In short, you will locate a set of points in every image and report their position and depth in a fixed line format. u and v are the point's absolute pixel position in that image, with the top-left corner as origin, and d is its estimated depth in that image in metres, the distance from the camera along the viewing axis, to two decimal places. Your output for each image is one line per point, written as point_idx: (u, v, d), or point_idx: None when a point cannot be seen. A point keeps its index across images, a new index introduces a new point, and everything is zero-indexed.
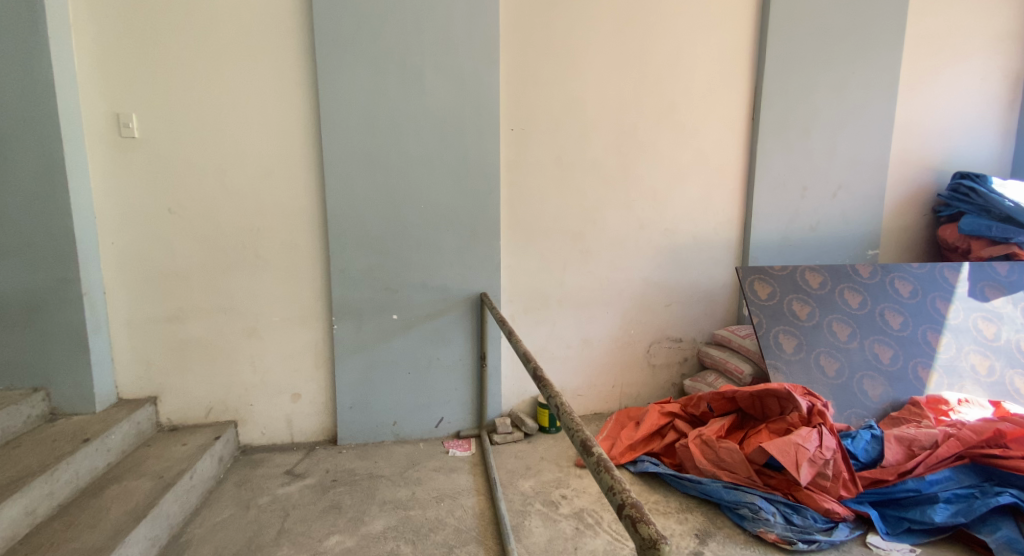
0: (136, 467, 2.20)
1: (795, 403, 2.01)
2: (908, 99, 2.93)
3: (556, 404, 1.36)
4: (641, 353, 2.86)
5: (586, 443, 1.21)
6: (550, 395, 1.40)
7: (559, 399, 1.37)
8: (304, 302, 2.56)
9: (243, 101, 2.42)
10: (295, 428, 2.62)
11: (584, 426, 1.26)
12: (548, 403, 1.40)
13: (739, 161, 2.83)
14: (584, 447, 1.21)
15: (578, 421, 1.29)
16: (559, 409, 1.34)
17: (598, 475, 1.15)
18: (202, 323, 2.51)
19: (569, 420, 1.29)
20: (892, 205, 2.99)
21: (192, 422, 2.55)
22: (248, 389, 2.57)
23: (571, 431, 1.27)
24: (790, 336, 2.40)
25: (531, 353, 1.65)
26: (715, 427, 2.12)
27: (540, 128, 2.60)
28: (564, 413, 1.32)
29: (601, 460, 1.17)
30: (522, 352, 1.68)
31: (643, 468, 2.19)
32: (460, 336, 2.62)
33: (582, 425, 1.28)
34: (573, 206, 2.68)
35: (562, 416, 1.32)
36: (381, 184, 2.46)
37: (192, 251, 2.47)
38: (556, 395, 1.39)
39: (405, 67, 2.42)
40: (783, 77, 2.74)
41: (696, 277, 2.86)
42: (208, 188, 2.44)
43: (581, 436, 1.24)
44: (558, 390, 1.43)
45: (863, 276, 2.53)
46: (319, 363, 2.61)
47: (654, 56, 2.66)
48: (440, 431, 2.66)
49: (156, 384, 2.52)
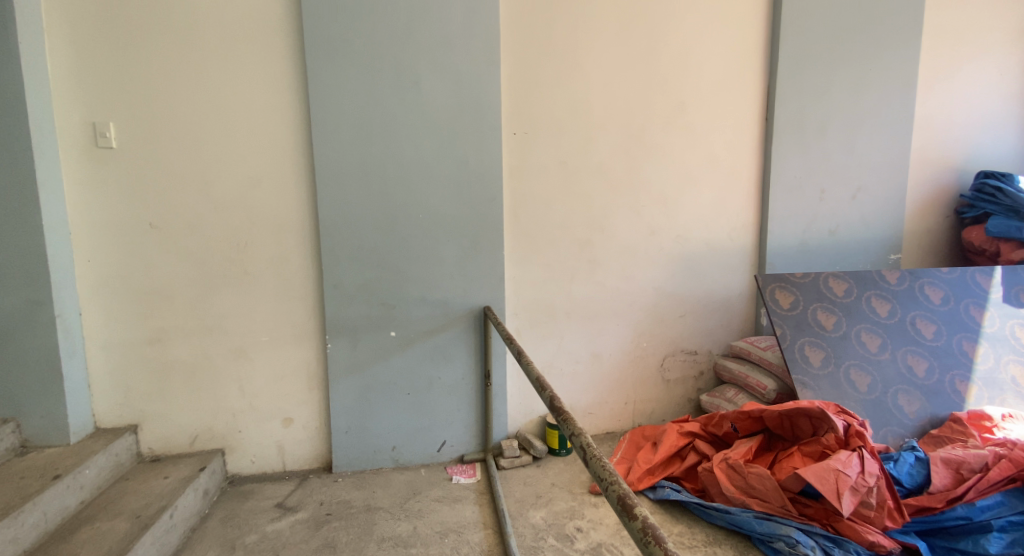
0: (112, 505, 2.02)
1: (830, 423, 1.86)
2: (928, 97, 2.79)
3: (583, 447, 1.21)
4: (654, 367, 2.70)
5: (626, 503, 1.06)
6: (575, 434, 1.25)
7: (586, 440, 1.21)
8: (296, 320, 2.40)
9: (229, 107, 2.27)
10: (287, 456, 2.45)
11: (621, 478, 1.11)
12: (573, 445, 1.24)
13: (753, 163, 2.69)
14: (625, 507, 1.06)
15: (612, 470, 1.14)
16: (587, 453, 1.19)
17: (647, 548, 1.00)
18: (186, 345, 2.34)
19: (602, 470, 1.14)
20: (913, 207, 2.85)
21: (175, 452, 2.37)
22: (236, 415, 2.40)
23: (606, 484, 1.12)
24: (816, 347, 2.24)
25: (545, 379, 1.49)
26: (742, 450, 1.98)
27: (544, 130, 2.45)
28: (594, 459, 1.17)
29: (648, 526, 1.02)
30: (534, 378, 1.52)
31: (663, 495, 2.03)
32: (463, 354, 2.45)
33: (617, 474, 1.13)
34: (580, 214, 2.52)
35: (592, 464, 1.17)
36: (376, 193, 2.31)
37: (174, 269, 2.30)
38: (582, 436, 1.23)
39: (399, 69, 2.27)
40: (797, 74, 2.60)
41: (711, 286, 2.71)
42: (191, 200, 2.28)
43: (620, 491, 1.09)
44: (581, 428, 1.27)
45: (891, 283, 2.38)
46: (312, 385, 2.43)
47: (662, 54, 2.52)
48: (443, 455, 2.49)
49: (136, 411, 2.34)
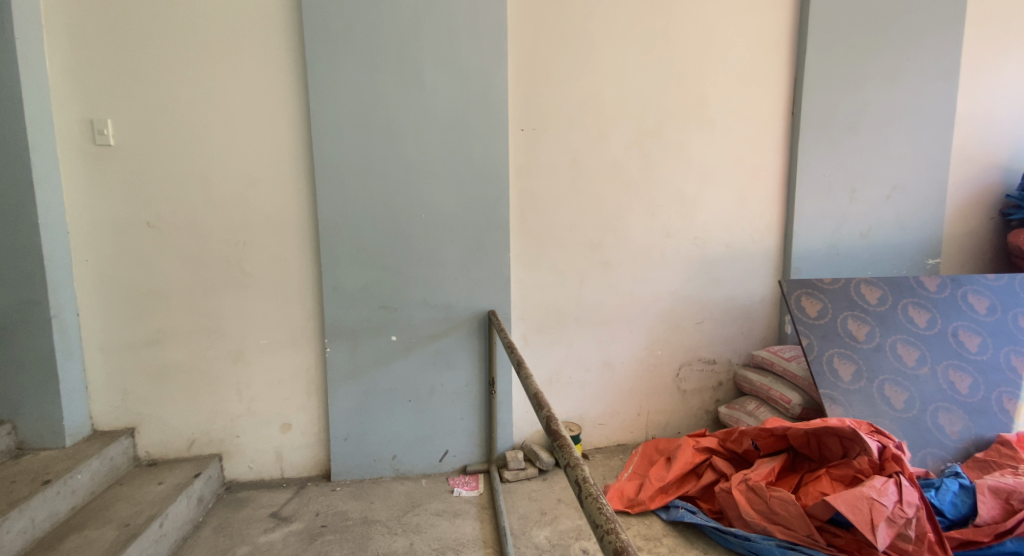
0: (103, 511, 1.97)
1: (862, 444, 1.71)
2: (970, 90, 2.58)
3: (580, 482, 1.09)
4: (669, 377, 2.55)
5: None
6: (572, 465, 1.13)
7: (583, 474, 1.10)
8: (294, 323, 2.32)
9: (228, 105, 2.20)
10: (285, 462, 2.37)
11: (619, 527, 0.99)
12: (570, 480, 1.12)
13: (778, 161, 2.52)
14: None
15: (610, 516, 1.01)
16: (583, 491, 1.07)
17: None
18: (183, 347, 2.28)
19: (598, 515, 1.02)
20: (954, 208, 2.64)
21: (173, 456, 2.32)
22: (233, 419, 2.33)
23: (602, 532, 1.00)
24: (846, 360, 2.07)
25: (543, 396, 1.37)
26: (763, 471, 1.83)
27: (553, 127, 2.33)
28: (590, 499, 1.05)
29: None
30: (532, 394, 1.40)
31: (677, 516, 1.91)
32: (467, 360, 2.35)
33: (615, 521, 1.00)
34: (592, 214, 2.39)
35: (587, 504, 1.05)
36: (377, 192, 2.21)
37: (172, 269, 2.25)
38: (578, 468, 1.11)
39: (401, 62, 2.18)
40: (826, 66, 2.43)
41: (731, 291, 2.55)
42: (190, 199, 2.22)
43: (616, 542, 0.97)
44: (579, 458, 1.15)
45: (930, 290, 2.19)
46: (312, 390, 2.35)
47: (681, 45, 2.38)
48: (445, 465, 2.38)
49: (134, 414, 2.29)
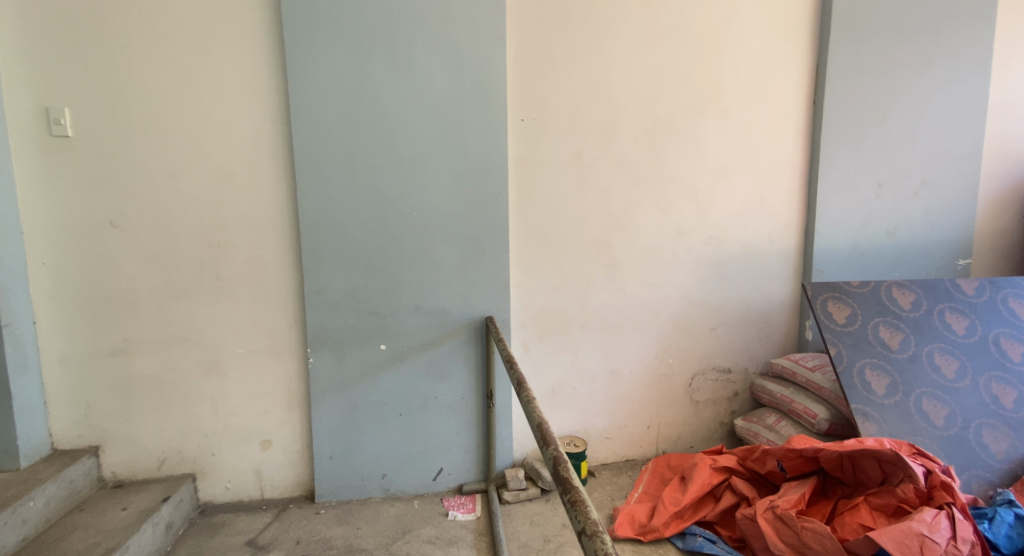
0: (57, 543, 1.77)
1: (906, 470, 1.54)
2: (1005, 77, 2.39)
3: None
4: (681, 388, 2.36)
5: None
6: (590, 532, 0.95)
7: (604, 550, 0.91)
8: (274, 331, 2.12)
9: (199, 92, 1.99)
10: (265, 482, 2.17)
11: None
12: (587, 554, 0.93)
13: (798, 155, 2.34)
14: None
15: None
16: None
17: None
18: (151, 358, 2.08)
19: None
20: (986, 205, 2.45)
21: (142, 477, 2.12)
22: (208, 436, 2.13)
23: None
24: (879, 371, 1.89)
25: (549, 431, 1.19)
26: (792, 497, 1.65)
27: (555, 116, 2.13)
28: None
29: None
30: (536, 426, 1.21)
31: (695, 546, 1.75)
32: (463, 370, 2.15)
33: None
34: (598, 211, 2.20)
35: None
36: (364, 188, 2.01)
37: (139, 272, 2.04)
38: (597, 538, 0.93)
39: (389, 44, 1.97)
40: (850, 51, 2.25)
41: (747, 294, 2.37)
42: (158, 195, 2.01)
43: None
44: (601, 526, 0.96)
45: (967, 294, 2.01)
46: (293, 404, 2.16)
47: (695, 29, 2.19)
48: (439, 485, 2.19)
49: (98, 431, 2.09)
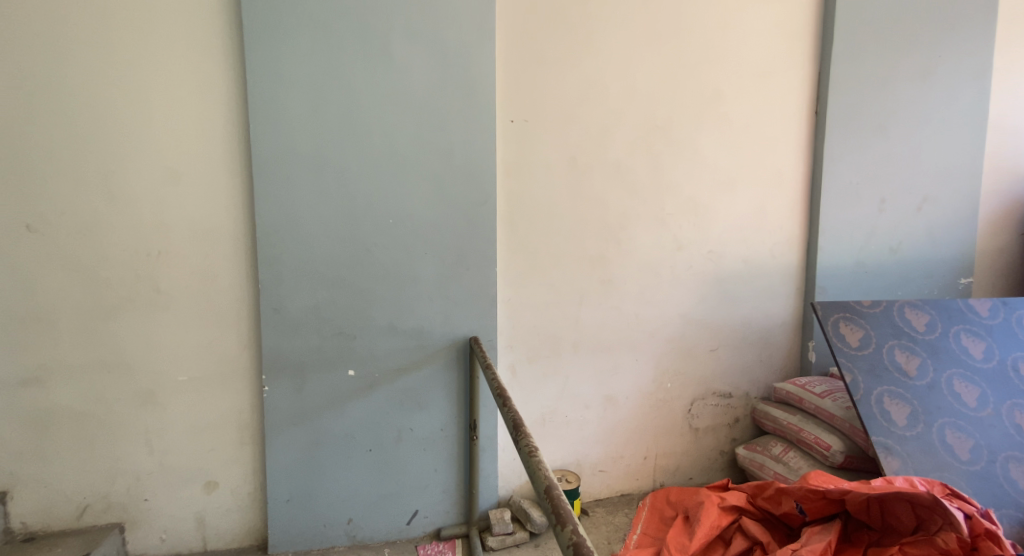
0: None
1: (946, 516, 1.37)
2: (1005, 92, 2.32)
3: None
4: (680, 415, 2.18)
5: None
6: None
7: None
8: (223, 355, 1.84)
9: (141, 77, 1.71)
10: (209, 530, 1.88)
11: None
12: None
13: (799, 166, 2.21)
14: None
15: None
16: None
17: None
18: (74, 387, 1.76)
19: None
20: (986, 222, 2.38)
21: (57, 528, 1.79)
22: (141, 478, 1.82)
23: None
24: (898, 400, 1.75)
25: (562, 500, 0.97)
26: (816, 547, 1.48)
27: (548, 118, 1.94)
28: None
29: None
30: (545, 491, 1.00)
31: None
32: (442, 398, 1.91)
33: None
34: (593, 222, 2.01)
35: None
36: (332, 192, 1.76)
37: (61, 286, 1.73)
38: None
39: (365, 30, 1.74)
40: (853, 59, 2.13)
41: (748, 313, 2.21)
42: (86, 196, 1.71)
43: None
44: None
45: (982, 316, 1.90)
46: (245, 438, 1.87)
47: (695, 30, 2.03)
48: (414, 529, 1.94)
49: (5, 475, 1.75)
